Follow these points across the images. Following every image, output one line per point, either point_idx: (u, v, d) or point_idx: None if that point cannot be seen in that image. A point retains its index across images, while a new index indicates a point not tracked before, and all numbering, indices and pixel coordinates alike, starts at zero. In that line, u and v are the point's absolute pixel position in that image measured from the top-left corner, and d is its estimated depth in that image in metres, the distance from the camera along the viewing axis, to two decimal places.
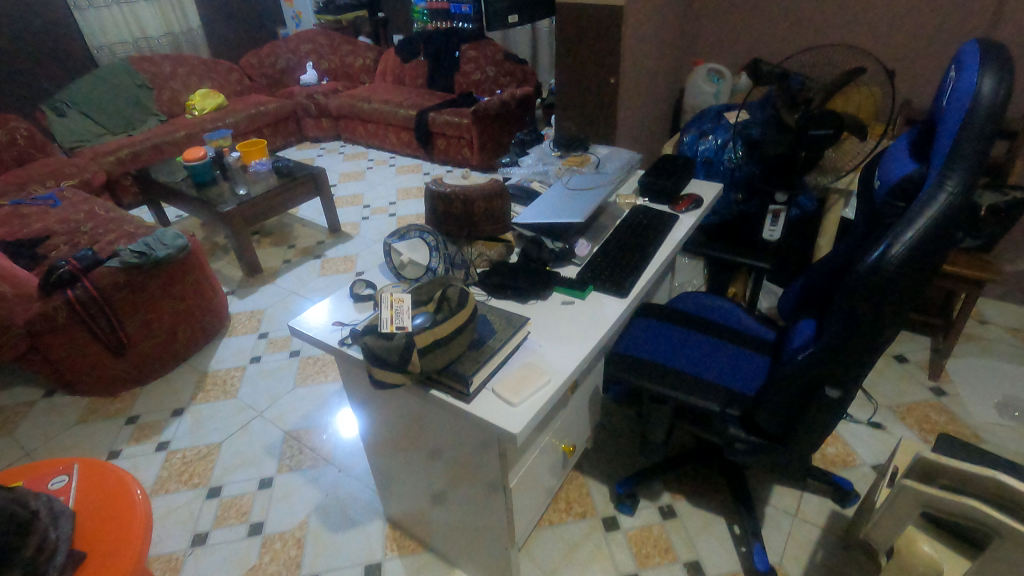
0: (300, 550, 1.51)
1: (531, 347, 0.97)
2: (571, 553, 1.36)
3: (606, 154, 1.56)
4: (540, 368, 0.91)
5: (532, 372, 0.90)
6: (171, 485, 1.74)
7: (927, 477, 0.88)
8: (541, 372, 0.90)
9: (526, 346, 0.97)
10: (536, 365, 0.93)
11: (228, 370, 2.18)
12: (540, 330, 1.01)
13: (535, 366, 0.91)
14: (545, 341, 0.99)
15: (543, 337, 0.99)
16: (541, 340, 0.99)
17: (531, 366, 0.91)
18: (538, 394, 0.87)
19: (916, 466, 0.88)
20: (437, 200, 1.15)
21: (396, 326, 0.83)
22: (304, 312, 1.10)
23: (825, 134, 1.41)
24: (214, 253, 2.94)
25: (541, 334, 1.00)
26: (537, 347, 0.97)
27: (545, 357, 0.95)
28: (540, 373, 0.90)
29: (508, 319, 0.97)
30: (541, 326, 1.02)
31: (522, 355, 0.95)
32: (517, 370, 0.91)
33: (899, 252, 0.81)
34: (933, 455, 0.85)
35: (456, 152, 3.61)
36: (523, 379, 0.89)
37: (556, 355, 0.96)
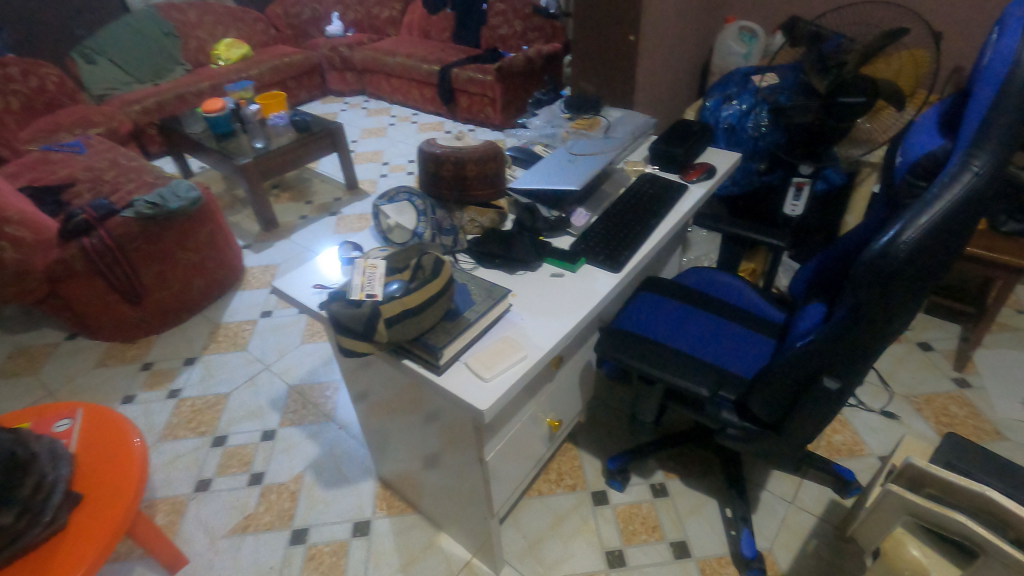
0: (293, 503, 1.54)
1: (510, 320, 0.93)
2: (556, 524, 1.36)
3: (618, 117, 1.47)
4: (516, 343, 0.88)
5: (506, 346, 0.87)
6: (179, 432, 1.80)
7: (914, 484, 0.87)
8: (516, 348, 0.87)
9: (505, 320, 0.93)
10: (512, 340, 0.89)
11: (240, 323, 2.22)
12: (523, 303, 0.97)
13: (511, 341, 0.88)
14: (526, 315, 0.95)
15: (524, 311, 0.96)
16: (522, 314, 0.95)
17: (506, 341, 0.88)
18: (509, 371, 0.84)
19: (905, 472, 0.88)
20: (429, 162, 1.09)
21: (365, 293, 0.82)
22: (288, 273, 1.08)
23: (856, 103, 1.26)
24: (234, 206, 2.96)
25: (522, 308, 0.96)
26: (517, 321, 0.94)
27: (524, 332, 0.91)
28: (515, 349, 0.87)
29: (489, 291, 0.94)
30: (523, 299, 0.98)
31: (500, 328, 0.91)
32: (491, 345, 0.88)
33: (910, 238, 0.72)
34: (923, 463, 0.85)
35: (479, 110, 3.50)
36: (496, 355, 0.85)
37: (536, 330, 0.92)
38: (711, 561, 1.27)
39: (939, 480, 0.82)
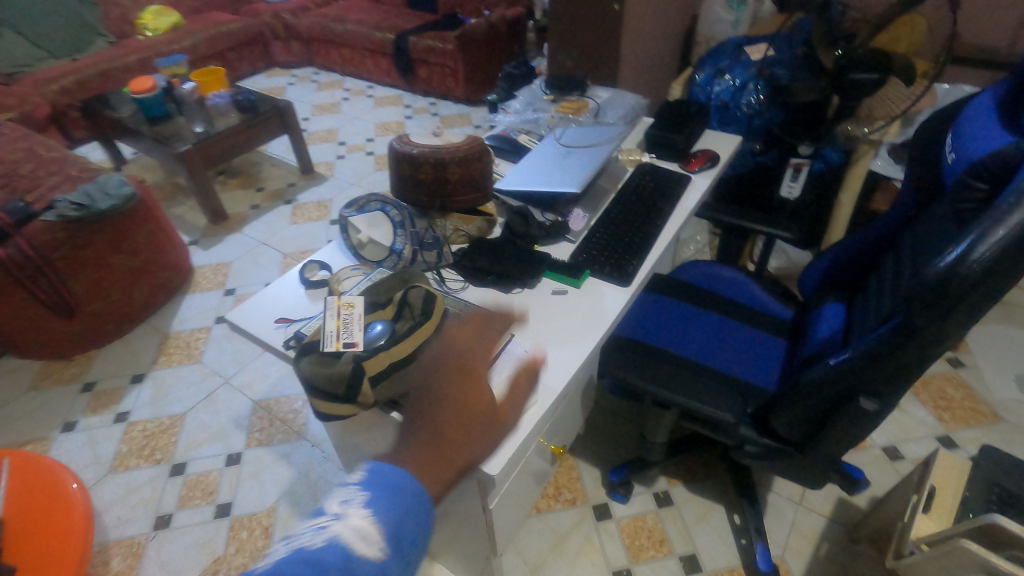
0: (267, 541, 1.40)
1: (513, 354, 0.81)
2: (558, 545, 1.27)
3: (607, 98, 1.33)
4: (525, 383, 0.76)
5: (512, 387, 0.75)
6: (131, 462, 1.62)
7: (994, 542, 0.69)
8: (524, 391, 0.75)
9: (507, 353, 0.81)
10: (517, 381, 0.77)
11: (192, 332, 2.02)
12: (524, 331, 0.85)
13: (519, 381, 0.76)
14: (530, 345, 0.82)
15: (526, 340, 0.83)
16: (525, 345, 0.82)
17: (513, 382, 0.76)
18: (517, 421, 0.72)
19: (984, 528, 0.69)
20: (403, 164, 0.92)
21: (342, 342, 0.68)
22: (244, 302, 0.92)
23: (870, 79, 1.16)
24: (176, 197, 2.69)
25: (525, 337, 0.83)
26: (520, 353, 0.81)
27: (528, 368, 0.79)
28: (522, 392, 0.74)
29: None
30: (524, 325, 0.85)
31: (501, 366, 0.79)
32: (494, 389, 0.75)
33: (984, 255, 0.63)
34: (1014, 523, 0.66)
35: (440, 82, 3.25)
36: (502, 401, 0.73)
37: (542, 365, 0.79)
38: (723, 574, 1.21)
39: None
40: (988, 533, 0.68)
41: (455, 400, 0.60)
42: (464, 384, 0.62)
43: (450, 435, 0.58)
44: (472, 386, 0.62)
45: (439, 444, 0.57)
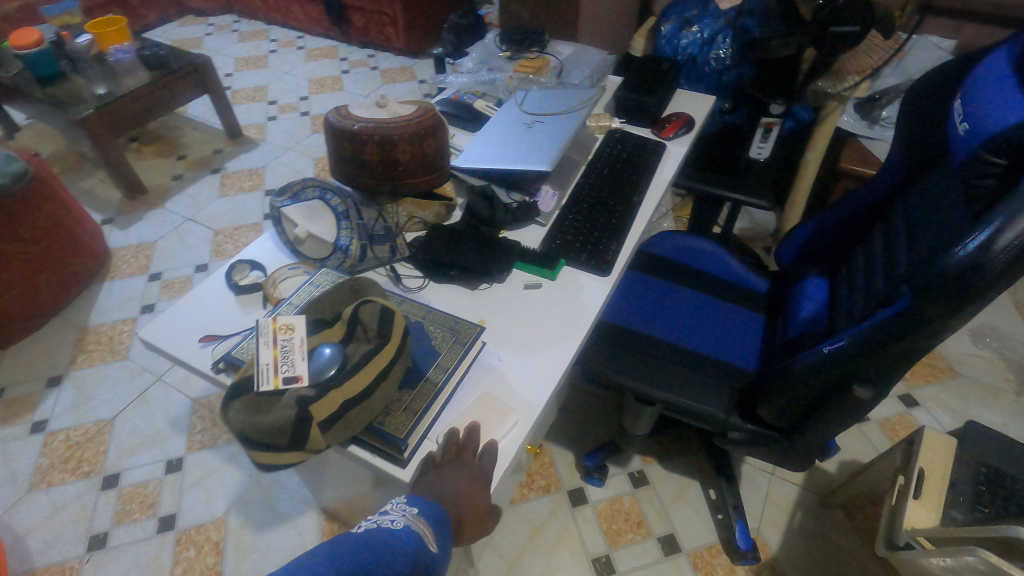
0: (218, 557, 1.29)
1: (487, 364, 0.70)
2: (534, 536, 1.22)
3: (569, 55, 1.20)
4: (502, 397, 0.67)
5: (489, 404, 0.66)
6: (55, 477, 1.45)
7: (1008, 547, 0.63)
8: (502, 412, 0.65)
9: (481, 363, 0.71)
10: (493, 397, 0.67)
11: (114, 324, 1.81)
12: (497, 335, 0.74)
13: (497, 398, 0.66)
14: (505, 352, 0.72)
15: (501, 346, 0.73)
16: (500, 352, 0.72)
17: (489, 400, 0.66)
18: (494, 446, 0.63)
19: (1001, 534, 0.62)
20: (342, 142, 0.78)
21: (283, 377, 0.55)
22: (160, 316, 0.77)
23: (850, 32, 1.10)
24: (83, 168, 2.38)
25: (499, 342, 0.73)
26: (494, 363, 0.71)
27: (504, 380, 0.69)
28: (501, 413, 0.65)
29: (455, 334, 0.70)
30: (496, 328, 0.75)
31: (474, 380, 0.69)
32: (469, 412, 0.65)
33: (1008, 244, 0.57)
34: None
35: (378, 32, 2.98)
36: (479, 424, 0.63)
37: (520, 376, 0.70)
38: (702, 552, 1.19)
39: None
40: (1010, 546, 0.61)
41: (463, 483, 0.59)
42: (474, 472, 0.60)
43: (464, 519, 0.60)
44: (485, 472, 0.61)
45: (456, 518, 0.59)
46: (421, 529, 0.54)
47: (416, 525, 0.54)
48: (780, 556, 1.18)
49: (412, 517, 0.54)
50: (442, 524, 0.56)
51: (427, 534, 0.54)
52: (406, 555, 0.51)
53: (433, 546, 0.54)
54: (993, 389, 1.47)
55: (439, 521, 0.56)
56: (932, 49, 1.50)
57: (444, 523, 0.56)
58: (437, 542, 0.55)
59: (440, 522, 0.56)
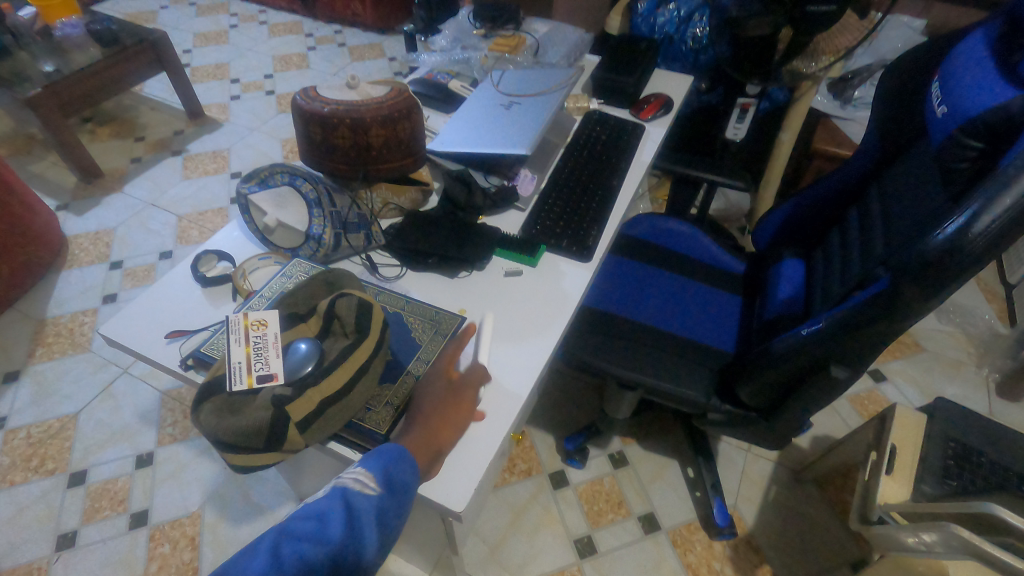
0: (195, 552, 1.26)
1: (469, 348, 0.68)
2: (516, 520, 1.23)
3: (546, 34, 1.17)
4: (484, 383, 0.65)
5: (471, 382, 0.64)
6: (17, 477, 1.39)
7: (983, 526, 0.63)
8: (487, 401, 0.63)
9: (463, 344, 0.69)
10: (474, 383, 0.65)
11: (74, 316, 1.73)
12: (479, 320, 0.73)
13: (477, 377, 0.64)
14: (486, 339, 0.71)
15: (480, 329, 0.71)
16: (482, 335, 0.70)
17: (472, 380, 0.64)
18: (466, 414, 0.60)
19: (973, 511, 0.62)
20: (311, 126, 0.74)
21: (257, 375, 0.53)
22: (122, 310, 0.73)
23: (825, 12, 1.09)
24: (32, 151, 2.25)
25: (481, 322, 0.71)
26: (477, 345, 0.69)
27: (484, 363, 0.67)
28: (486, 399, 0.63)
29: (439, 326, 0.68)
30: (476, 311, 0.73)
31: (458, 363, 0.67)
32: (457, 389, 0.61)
33: (986, 227, 0.57)
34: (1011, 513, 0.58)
35: (344, 7, 2.87)
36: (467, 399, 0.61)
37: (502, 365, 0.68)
38: (681, 529, 1.21)
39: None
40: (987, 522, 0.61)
41: (421, 434, 0.57)
42: (439, 410, 0.58)
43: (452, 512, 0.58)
44: (451, 410, 0.59)
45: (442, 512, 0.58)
46: (360, 481, 0.51)
47: (348, 480, 0.52)
48: (756, 530, 1.21)
49: (344, 475, 0.52)
50: (392, 470, 0.53)
51: (361, 483, 0.51)
52: (343, 512, 0.49)
53: (375, 489, 0.51)
54: (955, 362, 1.53)
55: (383, 468, 0.52)
56: (905, 29, 1.51)
57: (399, 468, 0.53)
58: (379, 488, 0.51)
59: (387, 463, 0.53)
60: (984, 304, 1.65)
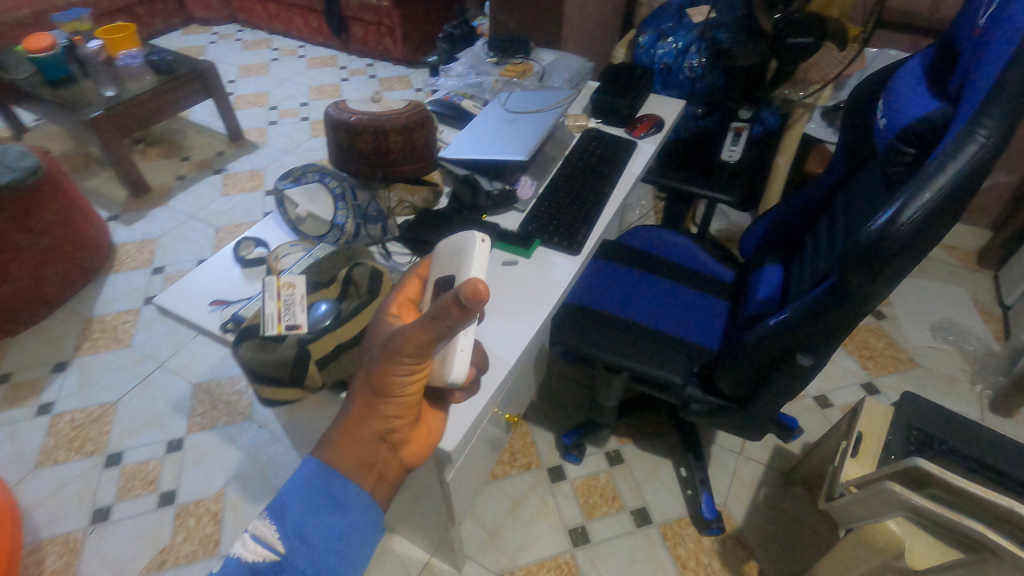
0: (217, 526, 1.36)
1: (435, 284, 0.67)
2: (514, 509, 1.30)
3: (552, 62, 1.31)
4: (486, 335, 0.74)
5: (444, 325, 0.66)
6: (61, 456, 1.52)
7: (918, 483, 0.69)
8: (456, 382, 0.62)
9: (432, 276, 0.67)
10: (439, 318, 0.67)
11: (118, 314, 1.88)
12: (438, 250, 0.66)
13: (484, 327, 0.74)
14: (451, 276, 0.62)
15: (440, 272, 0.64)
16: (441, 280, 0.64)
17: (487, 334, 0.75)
18: (383, 404, 0.59)
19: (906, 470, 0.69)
20: (340, 133, 0.87)
21: (285, 324, 0.64)
22: (174, 285, 0.85)
23: (805, 44, 1.18)
24: (89, 169, 2.47)
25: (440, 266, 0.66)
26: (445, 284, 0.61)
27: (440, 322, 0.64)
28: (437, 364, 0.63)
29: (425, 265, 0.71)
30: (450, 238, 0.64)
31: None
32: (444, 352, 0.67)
33: (910, 219, 0.66)
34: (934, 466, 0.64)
35: (377, 42, 3.09)
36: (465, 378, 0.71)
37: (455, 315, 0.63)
38: (671, 524, 1.27)
39: (948, 482, 0.63)
40: (911, 474, 0.67)
41: (344, 437, 0.60)
42: (362, 407, 0.59)
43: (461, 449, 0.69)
44: (377, 400, 0.59)
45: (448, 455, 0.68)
46: (265, 544, 0.56)
47: (253, 547, 0.55)
48: (743, 527, 1.26)
49: (249, 539, 0.56)
50: (303, 524, 0.56)
51: (267, 547, 0.56)
52: None
53: (279, 552, 0.55)
54: (949, 378, 1.57)
55: (291, 527, 0.56)
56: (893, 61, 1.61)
57: (314, 509, 0.57)
58: (285, 545, 0.56)
59: (295, 519, 0.56)
60: (980, 324, 1.69)
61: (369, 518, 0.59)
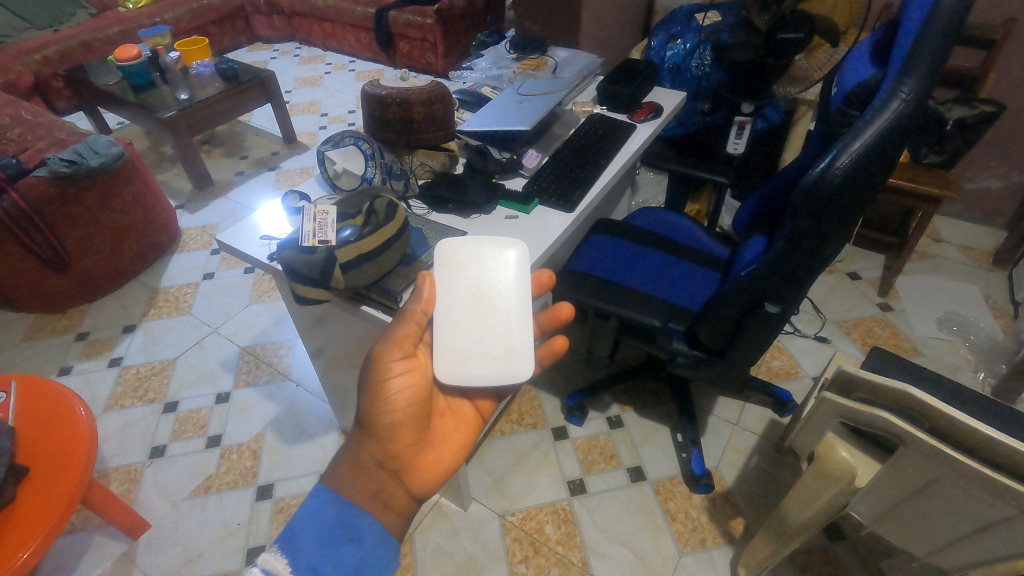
0: (256, 461, 1.54)
1: (474, 284, 0.82)
2: (519, 461, 1.41)
3: (565, 58, 1.46)
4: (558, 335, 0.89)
5: (486, 312, 0.81)
6: (127, 401, 1.73)
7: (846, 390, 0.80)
8: (510, 379, 0.79)
9: (472, 276, 0.83)
10: (493, 298, 0.82)
11: (180, 287, 2.12)
12: (438, 273, 0.82)
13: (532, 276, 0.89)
14: (448, 276, 0.82)
15: (442, 296, 0.81)
16: (447, 300, 0.80)
17: (537, 276, 0.90)
18: (382, 422, 0.72)
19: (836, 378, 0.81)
20: (373, 105, 1.05)
21: (318, 240, 0.80)
22: (234, 226, 1.03)
23: (795, 38, 1.29)
24: (161, 165, 2.77)
25: (454, 278, 0.82)
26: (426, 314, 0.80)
27: (480, 306, 0.81)
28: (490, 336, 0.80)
29: (503, 239, 0.85)
30: (452, 247, 0.84)
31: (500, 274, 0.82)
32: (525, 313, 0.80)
33: (843, 164, 0.76)
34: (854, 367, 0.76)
35: (420, 56, 3.34)
36: (484, 399, 0.88)
37: (452, 332, 0.79)
38: (664, 481, 1.36)
39: (871, 384, 0.74)
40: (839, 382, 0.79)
41: (354, 469, 0.72)
42: (366, 431, 0.73)
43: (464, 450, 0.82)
44: (376, 420, 0.72)
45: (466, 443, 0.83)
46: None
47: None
48: (733, 488, 1.34)
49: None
50: (316, 561, 0.64)
51: None
52: None
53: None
54: (952, 367, 1.60)
55: (303, 564, 0.63)
56: None
57: (325, 544, 0.65)
58: None
59: (309, 554, 0.64)
60: (989, 318, 1.72)
61: (381, 549, 0.67)
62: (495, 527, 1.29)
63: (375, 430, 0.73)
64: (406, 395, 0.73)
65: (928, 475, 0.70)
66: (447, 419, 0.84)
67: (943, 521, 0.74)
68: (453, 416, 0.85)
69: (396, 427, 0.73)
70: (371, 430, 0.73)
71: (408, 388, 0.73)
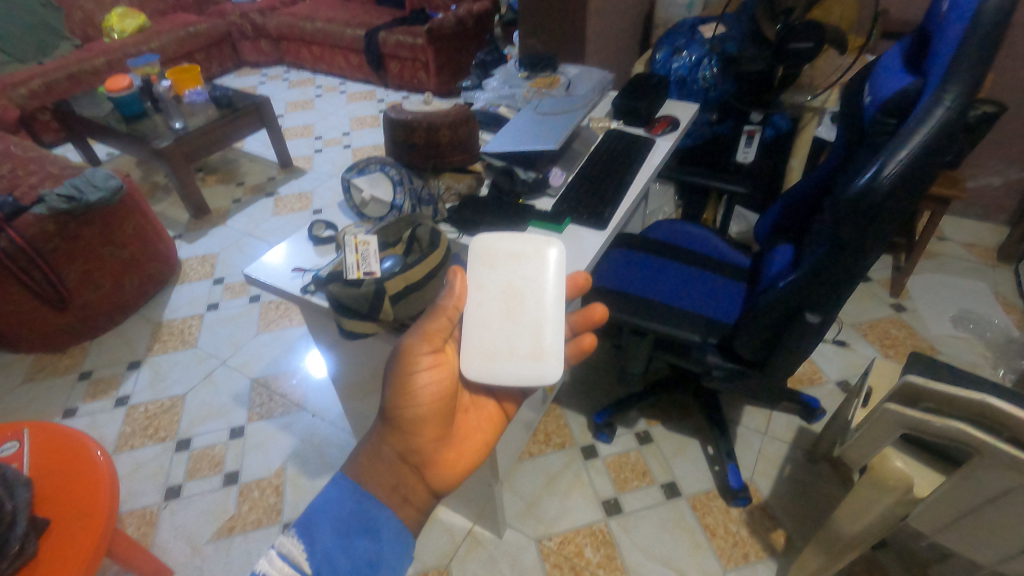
0: (278, 498, 1.49)
1: (507, 280, 0.79)
2: (550, 483, 1.39)
3: (576, 75, 1.45)
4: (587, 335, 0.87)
5: (517, 312, 0.78)
6: (136, 441, 1.67)
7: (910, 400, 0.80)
8: (536, 382, 0.76)
9: (505, 272, 0.80)
10: (526, 298, 0.79)
11: (184, 319, 2.07)
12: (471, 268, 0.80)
13: (568, 278, 0.85)
14: (482, 270, 0.80)
15: (472, 292, 0.79)
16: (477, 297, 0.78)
17: (574, 276, 0.85)
18: (406, 416, 0.70)
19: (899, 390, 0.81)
20: (398, 130, 1.04)
21: (363, 272, 0.79)
22: (262, 257, 1.01)
23: (805, 48, 1.28)
24: (155, 195, 2.72)
25: (486, 274, 0.80)
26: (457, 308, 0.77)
27: (512, 305, 0.78)
28: (521, 337, 0.77)
29: (541, 235, 0.81)
30: (488, 241, 0.81)
31: (533, 273, 0.79)
32: (558, 316, 0.77)
33: (890, 174, 0.76)
34: (920, 378, 0.77)
35: (412, 76, 3.34)
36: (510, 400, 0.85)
37: (480, 329, 0.77)
38: (700, 496, 1.34)
39: (937, 394, 0.75)
40: (904, 392, 0.79)
41: (374, 459, 0.70)
42: (388, 422, 0.71)
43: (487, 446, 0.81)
44: (400, 413, 0.70)
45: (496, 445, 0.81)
46: (293, 563, 0.61)
47: (281, 562, 0.61)
48: (770, 500, 1.32)
49: (276, 556, 0.61)
50: (333, 549, 0.63)
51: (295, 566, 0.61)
52: None
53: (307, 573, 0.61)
54: (972, 365, 1.61)
55: (321, 552, 0.62)
56: None
57: (343, 533, 0.64)
58: (314, 567, 0.62)
59: (326, 541, 0.63)
60: (1001, 314, 1.74)
61: (398, 545, 0.66)
62: (531, 553, 1.26)
63: (398, 424, 0.71)
64: (432, 390, 0.70)
65: (1000, 484, 0.70)
66: (471, 415, 0.81)
67: (1012, 529, 0.74)
68: (477, 411, 0.82)
69: (420, 422, 0.70)
70: (395, 423, 0.71)
71: (433, 382, 0.71)
